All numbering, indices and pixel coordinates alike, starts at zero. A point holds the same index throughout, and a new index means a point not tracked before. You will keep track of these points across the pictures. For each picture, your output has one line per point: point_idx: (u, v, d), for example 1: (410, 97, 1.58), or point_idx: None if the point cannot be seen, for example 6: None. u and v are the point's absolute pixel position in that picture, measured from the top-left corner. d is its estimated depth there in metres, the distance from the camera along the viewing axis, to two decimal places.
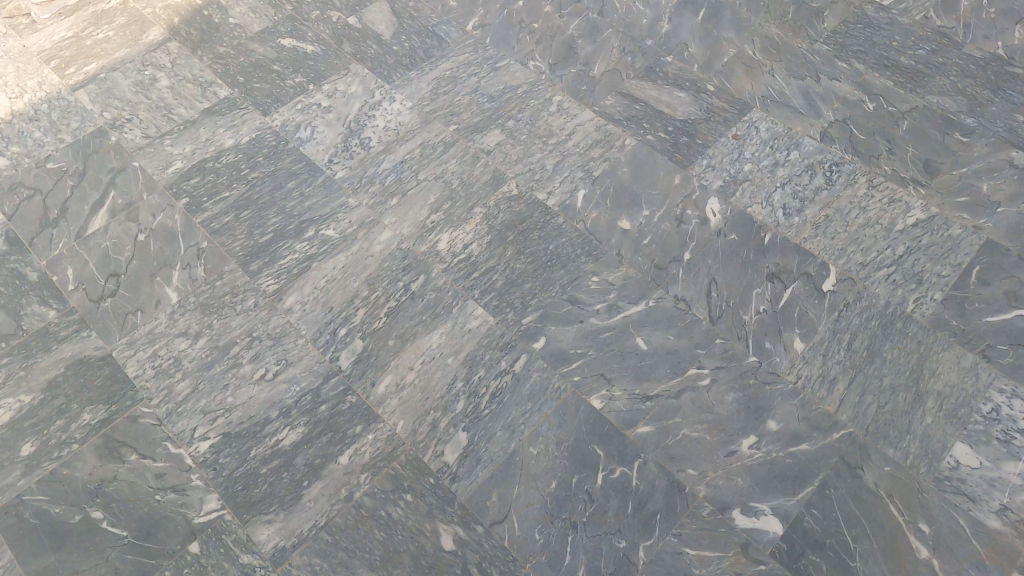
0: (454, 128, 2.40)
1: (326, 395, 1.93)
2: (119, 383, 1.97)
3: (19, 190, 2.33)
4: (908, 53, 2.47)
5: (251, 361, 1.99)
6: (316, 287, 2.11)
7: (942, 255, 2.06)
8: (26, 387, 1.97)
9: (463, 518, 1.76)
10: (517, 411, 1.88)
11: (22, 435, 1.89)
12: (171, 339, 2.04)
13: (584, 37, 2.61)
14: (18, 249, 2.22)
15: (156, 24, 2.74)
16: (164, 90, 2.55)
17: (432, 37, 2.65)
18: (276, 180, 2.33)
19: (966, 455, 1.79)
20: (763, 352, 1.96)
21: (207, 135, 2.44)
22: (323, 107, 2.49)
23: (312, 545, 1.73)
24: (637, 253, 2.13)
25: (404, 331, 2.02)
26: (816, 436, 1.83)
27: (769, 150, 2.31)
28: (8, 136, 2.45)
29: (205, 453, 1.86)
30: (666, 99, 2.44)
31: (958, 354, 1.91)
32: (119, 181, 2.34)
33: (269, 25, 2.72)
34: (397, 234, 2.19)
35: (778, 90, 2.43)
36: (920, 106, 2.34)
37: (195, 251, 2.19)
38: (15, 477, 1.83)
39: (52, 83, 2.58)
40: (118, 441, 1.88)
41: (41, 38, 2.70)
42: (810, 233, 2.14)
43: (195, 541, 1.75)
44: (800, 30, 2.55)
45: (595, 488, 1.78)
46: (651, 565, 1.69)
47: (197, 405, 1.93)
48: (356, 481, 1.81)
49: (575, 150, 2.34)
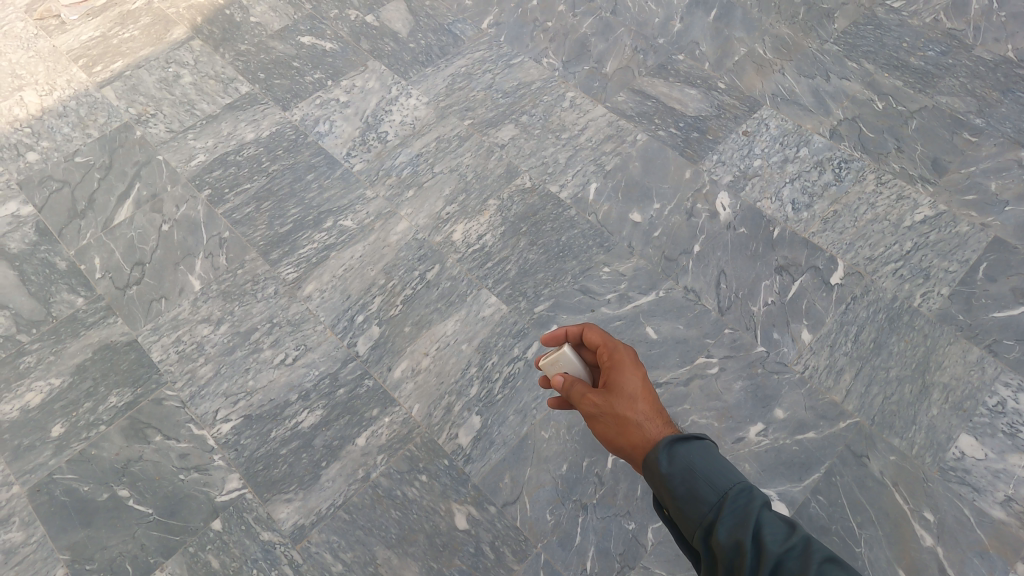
0: (468, 123, 2.46)
1: (344, 379, 1.99)
2: (143, 367, 2.04)
3: (49, 183, 2.41)
4: (918, 54, 2.50)
5: (272, 346, 2.05)
6: (335, 276, 2.17)
7: (949, 251, 2.09)
8: (56, 371, 2.04)
9: (476, 498, 1.81)
10: (529, 396, 1.93)
11: (52, 417, 1.96)
12: (195, 325, 2.11)
13: (596, 36, 2.66)
14: (48, 239, 2.29)
15: (180, 23, 2.81)
16: (187, 87, 2.63)
17: (448, 35, 2.71)
18: (296, 173, 2.39)
19: (971, 446, 1.81)
20: (771, 342, 2.00)
21: (229, 129, 2.51)
22: (341, 102, 2.55)
23: (330, 523, 1.79)
24: (647, 244, 2.18)
25: (419, 318, 2.08)
26: (822, 424, 1.87)
27: (779, 147, 2.34)
28: (39, 132, 2.53)
29: (227, 434, 1.93)
30: (677, 96, 2.48)
31: (965, 348, 1.94)
32: (145, 173, 2.41)
33: (289, 23, 2.79)
34: (413, 224, 2.25)
35: (788, 88, 2.46)
36: (929, 106, 2.37)
37: (217, 240, 2.26)
38: (46, 457, 1.90)
39: (80, 81, 2.66)
40: (144, 423, 1.94)
41: (70, 38, 2.78)
42: (819, 228, 2.17)
43: (218, 518, 1.81)
44: (810, 31, 2.59)
45: (605, 471, 1.82)
46: (660, 546, 1.72)
47: (220, 388, 2.00)
48: (373, 461, 1.86)
49: (587, 144, 2.38)
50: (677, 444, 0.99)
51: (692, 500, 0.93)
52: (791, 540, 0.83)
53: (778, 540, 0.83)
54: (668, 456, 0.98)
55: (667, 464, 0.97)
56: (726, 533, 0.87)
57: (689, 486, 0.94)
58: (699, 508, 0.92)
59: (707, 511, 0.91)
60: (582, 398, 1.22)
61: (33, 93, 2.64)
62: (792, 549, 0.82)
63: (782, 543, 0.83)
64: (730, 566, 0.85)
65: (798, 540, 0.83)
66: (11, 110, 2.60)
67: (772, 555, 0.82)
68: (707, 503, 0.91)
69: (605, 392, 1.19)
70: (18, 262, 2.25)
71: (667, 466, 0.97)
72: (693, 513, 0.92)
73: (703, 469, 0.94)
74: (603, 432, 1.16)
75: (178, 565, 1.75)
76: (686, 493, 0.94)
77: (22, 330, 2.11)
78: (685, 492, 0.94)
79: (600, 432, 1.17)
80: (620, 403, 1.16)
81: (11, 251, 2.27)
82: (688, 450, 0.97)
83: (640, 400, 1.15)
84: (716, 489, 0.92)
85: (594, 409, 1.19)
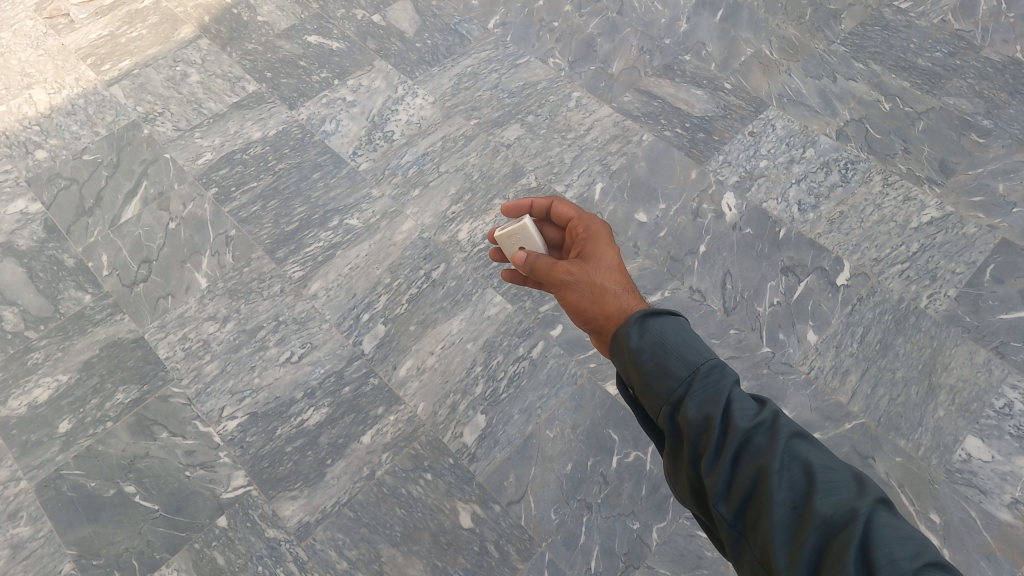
0: (474, 123, 2.46)
1: (349, 377, 1.99)
2: (150, 364, 2.05)
3: (57, 181, 2.42)
4: (925, 55, 2.49)
5: (277, 344, 2.06)
6: (340, 275, 2.17)
7: (956, 253, 2.09)
8: (63, 367, 2.05)
9: (481, 497, 1.81)
10: (534, 395, 1.93)
11: (60, 413, 1.97)
12: (201, 322, 2.12)
13: (602, 36, 2.66)
14: (56, 236, 2.30)
15: (187, 22, 2.82)
16: (194, 86, 2.64)
17: (454, 35, 2.71)
18: (302, 172, 2.40)
19: (978, 448, 1.81)
20: (777, 343, 2.00)
21: (236, 128, 2.52)
22: (347, 102, 2.56)
23: (335, 521, 1.79)
24: (653, 244, 2.17)
25: (425, 317, 2.08)
26: (828, 425, 1.86)
27: (785, 147, 2.34)
28: (47, 130, 2.54)
29: (233, 431, 1.93)
30: (684, 97, 2.48)
31: (972, 350, 1.93)
32: (152, 171, 2.42)
33: (295, 22, 2.80)
34: (418, 223, 2.25)
35: (795, 89, 2.46)
36: (936, 107, 2.36)
37: (224, 238, 2.27)
38: (53, 453, 1.91)
39: (89, 79, 2.67)
40: (150, 420, 1.95)
41: (79, 37, 2.79)
42: (825, 229, 2.17)
43: (223, 515, 1.81)
44: (817, 32, 2.58)
45: (610, 471, 1.82)
46: (664, 546, 1.72)
47: (226, 386, 2.00)
48: (378, 459, 1.87)
49: (593, 144, 2.39)
50: (650, 320, 0.97)
51: (662, 376, 0.92)
52: (760, 416, 0.83)
53: (746, 416, 0.84)
54: (640, 330, 0.97)
55: (638, 339, 0.96)
56: (695, 409, 0.87)
57: (660, 362, 0.93)
58: (668, 383, 0.91)
59: (676, 387, 0.91)
60: (557, 266, 1.26)
61: (42, 91, 2.65)
62: (761, 425, 0.83)
63: (751, 419, 0.83)
64: (696, 442, 0.86)
65: (767, 416, 0.84)
66: (20, 108, 2.61)
67: (740, 430, 0.82)
68: (676, 378, 0.91)
69: (582, 262, 1.25)
70: (26, 260, 2.26)
71: (638, 340, 0.96)
72: (662, 388, 0.92)
73: (675, 344, 0.93)
74: (576, 295, 1.21)
75: (183, 562, 1.76)
76: (656, 368, 0.93)
77: (30, 327, 2.12)
78: (654, 367, 0.93)
79: (573, 295, 1.22)
80: (596, 271, 1.22)
81: (20, 248, 2.28)
82: (660, 325, 0.96)
83: (616, 272, 1.21)
84: (687, 365, 0.91)
85: (569, 276, 1.24)
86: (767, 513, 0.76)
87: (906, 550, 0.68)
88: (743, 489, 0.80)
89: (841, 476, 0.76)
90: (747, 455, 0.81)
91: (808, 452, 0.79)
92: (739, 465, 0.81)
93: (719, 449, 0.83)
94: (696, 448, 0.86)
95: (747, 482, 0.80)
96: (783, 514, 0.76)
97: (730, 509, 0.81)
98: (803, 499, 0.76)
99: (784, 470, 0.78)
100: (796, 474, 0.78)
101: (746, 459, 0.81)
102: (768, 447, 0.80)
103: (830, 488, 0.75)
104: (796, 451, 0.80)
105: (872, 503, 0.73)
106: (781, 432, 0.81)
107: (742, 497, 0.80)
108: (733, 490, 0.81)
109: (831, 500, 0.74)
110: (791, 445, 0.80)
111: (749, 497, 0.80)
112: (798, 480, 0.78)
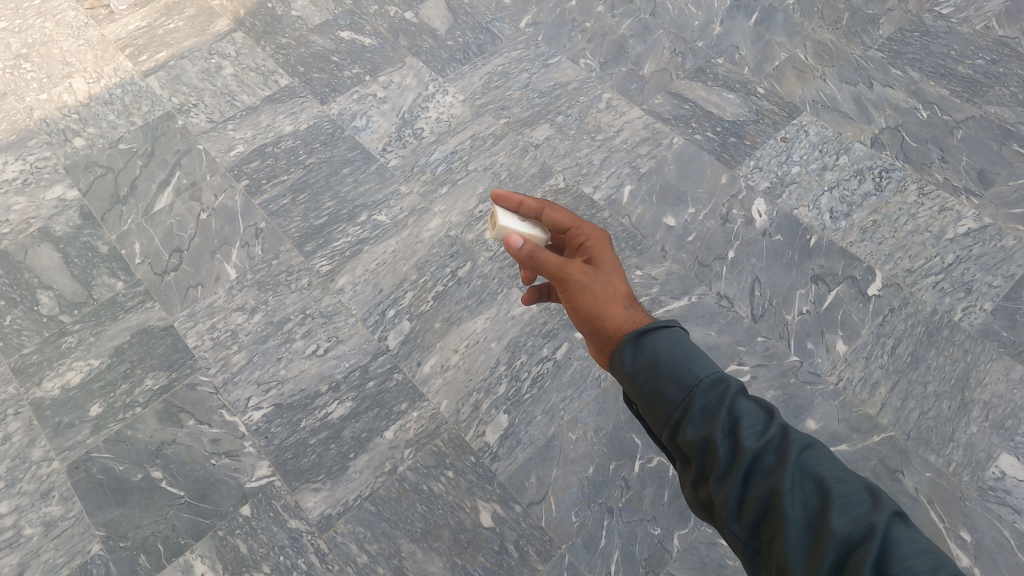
0: (504, 122, 2.46)
1: (373, 372, 2.01)
2: (179, 352, 2.08)
3: (94, 169, 2.47)
4: (966, 62, 2.43)
5: (304, 337, 2.08)
6: (367, 270, 2.19)
7: (994, 265, 2.04)
8: (95, 352, 2.09)
9: (502, 496, 1.81)
10: (557, 396, 1.93)
11: (91, 397, 2.01)
12: (229, 313, 2.14)
13: (635, 37, 2.64)
14: (91, 224, 2.34)
15: (223, 15, 2.86)
16: (228, 78, 2.67)
17: (485, 33, 2.71)
18: (332, 166, 2.42)
19: (1013, 466, 1.76)
20: (805, 352, 1.97)
21: (268, 121, 2.55)
22: (378, 98, 2.57)
23: (357, 514, 1.81)
24: (681, 249, 2.16)
25: (450, 315, 2.09)
26: (856, 437, 1.83)
27: (817, 154, 2.30)
28: (85, 119, 2.59)
29: (258, 422, 1.95)
30: (715, 100, 2.46)
31: (1007, 365, 1.89)
32: (185, 162, 2.46)
33: (329, 17, 2.82)
34: (446, 221, 2.25)
35: (830, 95, 2.42)
36: (976, 116, 2.31)
37: (254, 230, 2.30)
38: (84, 436, 1.95)
39: (126, 69, 2.72)
40: (177, 407, 1.98)
41: (118, 28, 2.84)
42: (857, 238, 2.13)
43: (247, 503, 1.83)
44: (854, 37, 2.54)
45: (632, 475, 1.81)
46: (685, 554, 1.71)
47: (252, 376, 2.03)
48: (400, 455, 1.88)
49: (622, 146, 2.37)
50: (643, 339, 0.96)
51: (661, 398, 0.91)
52: (768, 434, 0.82)
53: (753, 433, 0.82)
54: (634, 353, 0.96)
55: (633, 361, 0.95)
56: (697, 431, 0.86)
57: (656, 384, 0.92)
58: (666, 407, 0.90)
59: (674, 410, 0.89)
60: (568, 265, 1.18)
61: (81, 80, 2.71)
62: (769, 443, 0.81)
63: (759, 438, 0.82)
64: (702, 463, 0.84)
65: (775, 433, 0.82)
66: (60, 96, 2.67)
67: (749, 450, 0.81)
68: (673, 402, 0.90)
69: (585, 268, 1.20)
70: (62, 245, 2.30)
71: (633, 363, 0.95)
72: (661, 411, 0.91)
73: (670, 363, 0.92)
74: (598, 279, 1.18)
75: (207, 548, 1.78)
76: (653, 391, 0.92)
77: (64, 311, 2.17)
78: (651, 390, 0.92)
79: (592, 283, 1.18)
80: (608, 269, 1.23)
81: (56, 233, 2.33)
82: (655, 345, 0.95)
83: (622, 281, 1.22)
84: (685, 385, 0.89)
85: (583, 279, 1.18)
86: (781, 534, 0.75)
87: (922, 563, 0.68)
88: (755, 508, 0.78)
89: (857, 490, 0.75)
90: (756, 474, 0.80)
91: (820, 466, 0.78)
92: (749, 486, 0.80)
93: (727, 471, 0.82)
94: (703, 469, 0.85)
95: (757, 502, 0.78)
96: (798, 534, 0.75)
97: (743, 529, 0.79)
98: (818, 516, 0.75)
99: (797, 486, 0.77)
100: (809, 491, 0.76)
101: (756, 478, 0.80)
102: (778, 466, 0.79)
103: (846, 504, 0.74)
104: (807, 467, 0.78)
105: (888, 517, 0.72)
106: (790, 448, 0.80)
107: (753, 517, 0.78)
108: (745, 509, 0.79)
109: (846, 517, 0.73)
110: (802, 461, 0.79)
111: (762, 516, 0.78)
112: (812, 497, 0.76)
